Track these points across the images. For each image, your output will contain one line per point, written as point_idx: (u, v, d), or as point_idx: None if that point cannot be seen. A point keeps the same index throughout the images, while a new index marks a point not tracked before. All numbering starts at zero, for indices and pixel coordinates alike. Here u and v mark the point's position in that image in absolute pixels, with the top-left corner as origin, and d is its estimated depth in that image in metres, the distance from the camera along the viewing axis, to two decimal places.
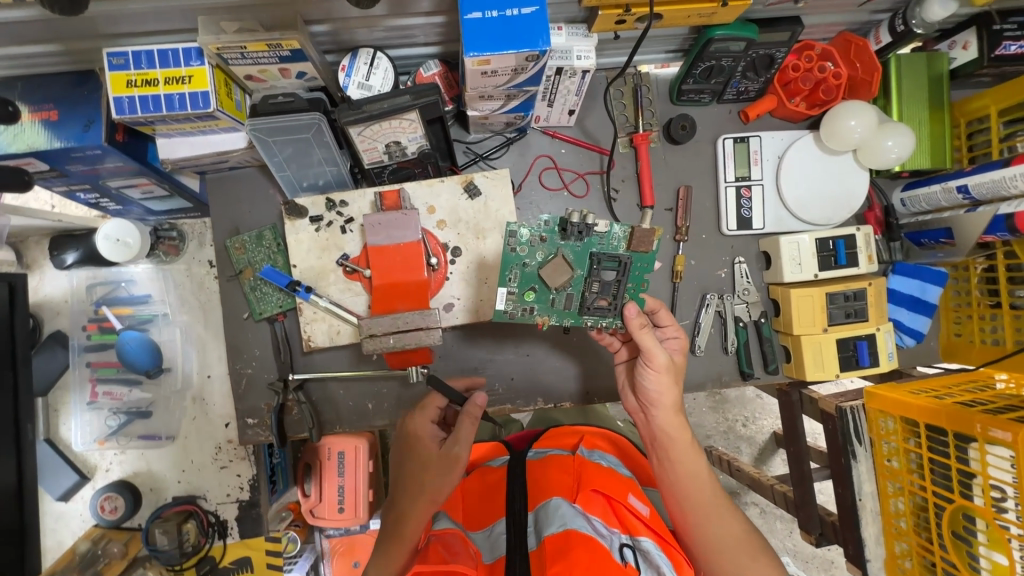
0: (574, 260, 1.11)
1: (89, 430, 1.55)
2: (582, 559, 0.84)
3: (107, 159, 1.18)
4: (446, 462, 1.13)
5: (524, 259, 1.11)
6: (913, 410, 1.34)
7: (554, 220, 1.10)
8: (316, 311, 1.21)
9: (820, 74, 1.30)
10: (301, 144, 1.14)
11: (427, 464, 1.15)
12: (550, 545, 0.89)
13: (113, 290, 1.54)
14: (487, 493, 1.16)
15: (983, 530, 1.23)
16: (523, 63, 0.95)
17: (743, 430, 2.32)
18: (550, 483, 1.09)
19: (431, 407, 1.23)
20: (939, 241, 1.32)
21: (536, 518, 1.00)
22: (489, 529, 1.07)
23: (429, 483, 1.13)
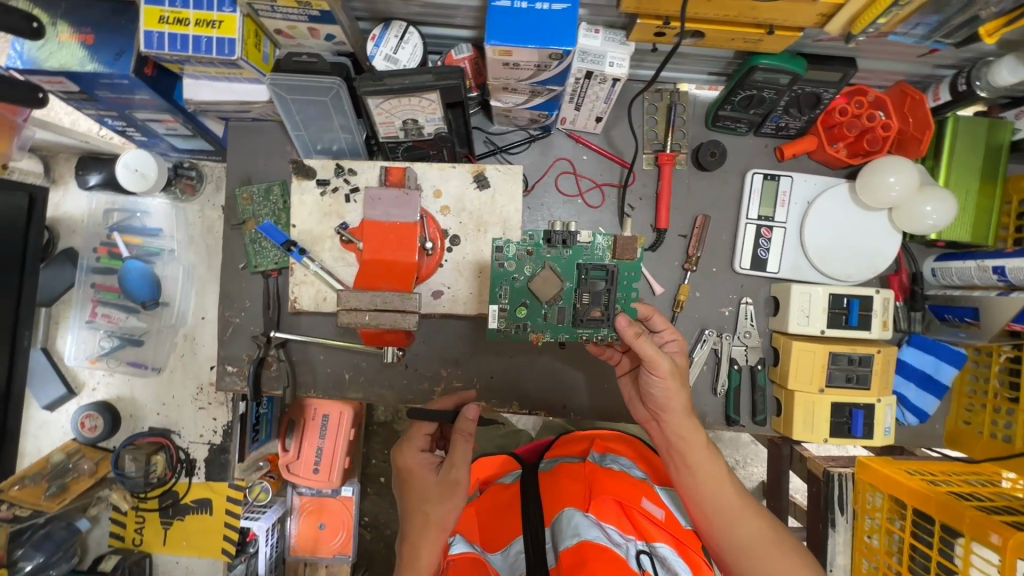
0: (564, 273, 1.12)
1: (83, 347, 1.60)
2: (599, 569, 0.86)
3: (136, 91, 1.21)
4: (449, 488, 1.09)
5: (513, 274, 1.13)
6: (905, 491, 1.36)
7: (538, 234, 1.13)
8: (307, 274, 1.21)
9: (868, 122, 1.23)
10: (318, 106, 1.13)
11: (428, 492, 1.10)
12: (567, 558, 0.92)
13: (128, 219, 1.59)
14: (501, 508, 1.18)
15: None
16: (546, 60, 0.92)
17: None
18: (562, 492, 1.12)
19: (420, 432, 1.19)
20: (963, 320, 1.25)
21: (552, 530, 1.03)
22: (505, 548, 1.09)
23: (431, 513, 1.08)
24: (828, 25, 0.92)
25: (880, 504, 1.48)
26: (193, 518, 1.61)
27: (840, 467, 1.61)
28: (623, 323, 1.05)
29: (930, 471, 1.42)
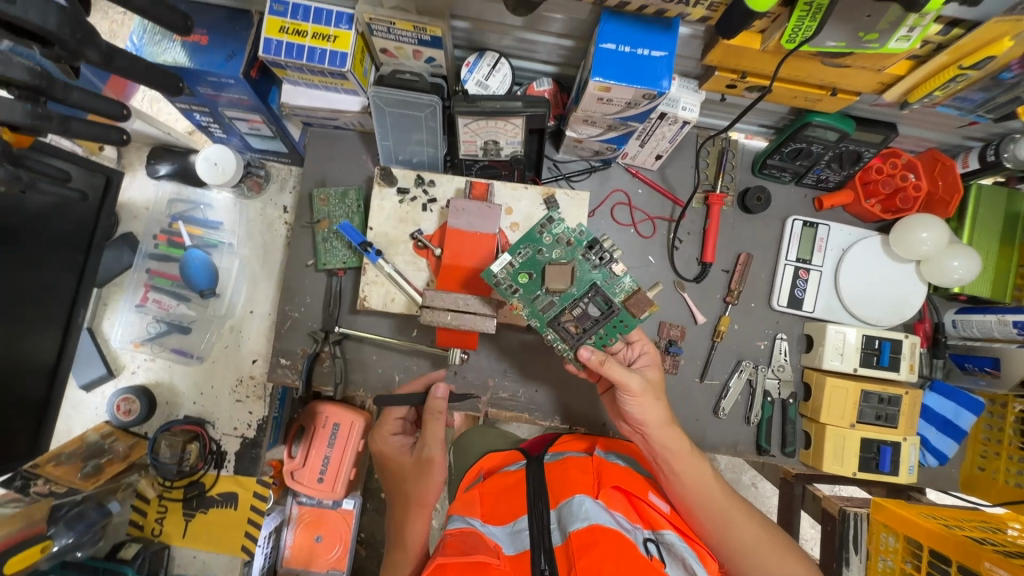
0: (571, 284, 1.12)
1: (129, 330, 1.62)
2: (609, 553, 0.87)
3: (235, 90, 1.27)
4: (423, 462, 1.29)
5: (542, 245, 1.12)
6: (922, 532, 1.37)
7: (586, 235, 1.13)
8: (379, 274, 1.27)
9: (901, 182, 1.36)
10: (412, 120, 1.23)
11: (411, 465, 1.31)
12: (577, 540, 0.91)
13: (191, 210, 1.65)
14: (504, 490, 1.14)
15: None
16: (638, 99, 1.03)
17: None
18: (570, 479, 1.09)
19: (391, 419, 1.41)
20: (983, 369, 1.33)
21: (558, 513, 1.01)
22: (507, 524, 1.05)
23: (412, 490, 1.28)
24: (885, 92, 1.05)
25: (896, 545, 1.51)
26: (216, 512, 1.60)
27: (856, 507, 1.65)
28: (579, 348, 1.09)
29: (947, 518, 1.42)
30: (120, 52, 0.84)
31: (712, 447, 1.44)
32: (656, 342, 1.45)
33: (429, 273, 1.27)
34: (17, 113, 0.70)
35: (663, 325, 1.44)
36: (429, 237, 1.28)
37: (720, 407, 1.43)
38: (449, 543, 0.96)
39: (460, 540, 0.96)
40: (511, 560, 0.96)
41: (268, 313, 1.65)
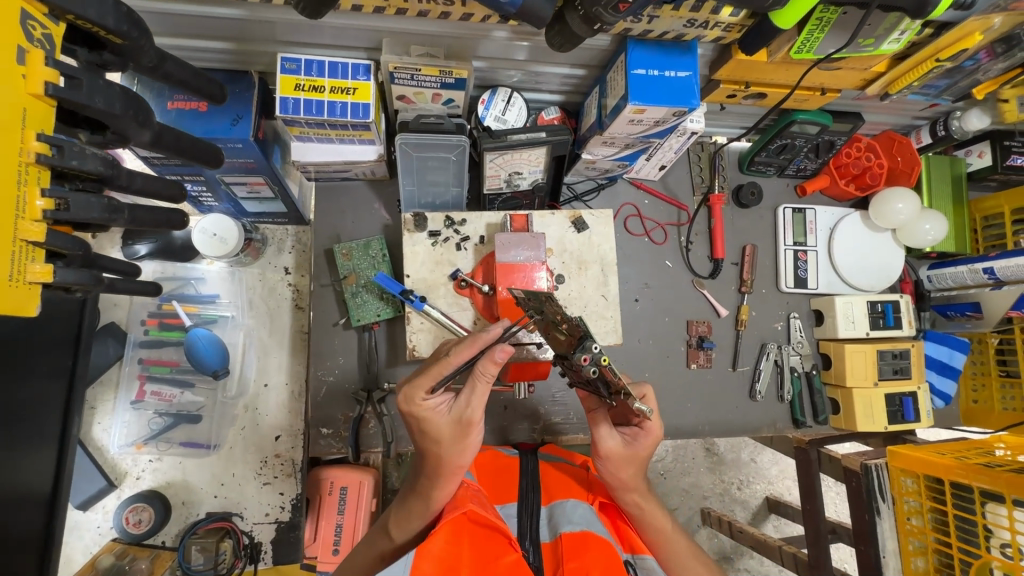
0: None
1: (128, 432, 1.45)
2: (600, 559, 0.90)
3: (240, 155, 1.20)
4: (456, 437, 0.95)
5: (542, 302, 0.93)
6: (937, 467, 1.39)
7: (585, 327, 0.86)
8: (424, 321, 1.24)
9: (868, 162, 1.52)
10: (438, 161, 1.23)
11: (437, 433, 0.95)
12: (569, 540, 0.96)
13: (181, 287, 1.52)
14: (499, 476, 1.22)
15: None
16: (668, 117, 1.10)
17: (738, 493, 2.36)
18: (565, 486, 1.16)
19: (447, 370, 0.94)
20: (966, 314, 1.51)
21: (551, 510, 1.08)
22: (501, 505, 1.12)
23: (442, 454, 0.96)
24: (868, 87, 1.19)
25: (916, 486, 1.47)
26: None
27: (875, 458, 1.56)
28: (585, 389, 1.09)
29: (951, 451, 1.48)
30: (168, 128, 0.77)
31: (754, 430, 1.52)
32: (687, 341, 1.52)
33: (475, 311, 1.25)
34: (95, 209, 0.63)
35: (691, 324, 1.51)
36: (469, 274, 1.26)
37: (755, 390, 1.51)
38: (466, 492, 0.99)
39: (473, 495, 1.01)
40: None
41: (285, 383, 1.54)
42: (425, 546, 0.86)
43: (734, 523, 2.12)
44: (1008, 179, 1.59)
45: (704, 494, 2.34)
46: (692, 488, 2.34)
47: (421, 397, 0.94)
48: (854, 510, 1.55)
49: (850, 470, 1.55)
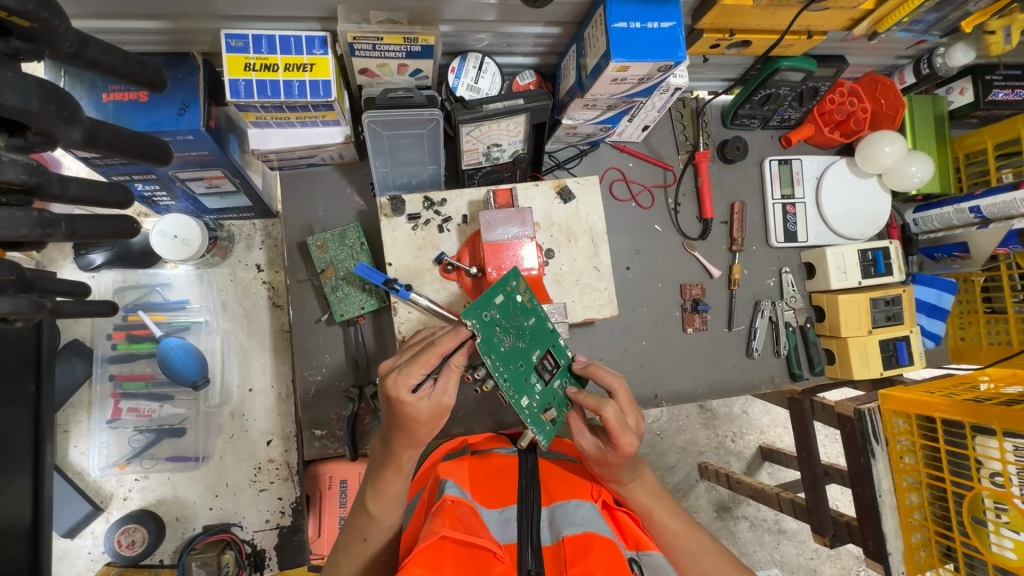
0: (529, 342, 1.05)
1: (108, 452, 1.37)
2: (604, 562, 0.82)
3: (192, 147, 1.10)
4: (430, 424, 0.97)
5: (500, 300, 1.01)
6: (927, 406, 1.39)
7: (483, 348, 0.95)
8: (412, 311, 1.17)
9: (852, 107, 1.48)
10: (409, 138, 1.14)
11: (411, 424, 0.96)
12: (571, 544, 0.87)
13: (147, 295, 1.42)
14: (494, 475, 1.08)
15: (1007, 513, 1.25)
16: (652, 73, 1.03)
17: (733, 445, 2.41)
18: (566, 483, 1.06)
19: (420, 362, 0.95)
20: (953, 254, 1.54)
21: (552, 513, 0.98)
22: (498, 510, 1.00)
23: (419, 433, 0.97)
24: (854, 27, 1.14)
25: (907, 426, 1.49)
26: None
27: (867, 403, 1.56)
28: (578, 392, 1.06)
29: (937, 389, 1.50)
30: (104, 125, 0.68)
31: (753, 388, 1.52)
32: (681, 305, 1.49)
33: (464, 296, 1.19)
34: (25, 225, 0.55)
35: (684, 287, 1.48)
36: (455, 257, 1.19)
37: (752, 348, 1.50)
38: (447, 513, 0.87)
39: (458, 512, 0.89)
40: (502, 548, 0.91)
41: (271, 386, 1.47)
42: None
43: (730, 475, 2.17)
44: (989, 114, 1.57)
45: (700, 450, 2.37)
46: (688, 445, 2.37)
47: (395, 391, 0.94)
48: (849, 454, 1.56)
49: (844, 416, 1.56)
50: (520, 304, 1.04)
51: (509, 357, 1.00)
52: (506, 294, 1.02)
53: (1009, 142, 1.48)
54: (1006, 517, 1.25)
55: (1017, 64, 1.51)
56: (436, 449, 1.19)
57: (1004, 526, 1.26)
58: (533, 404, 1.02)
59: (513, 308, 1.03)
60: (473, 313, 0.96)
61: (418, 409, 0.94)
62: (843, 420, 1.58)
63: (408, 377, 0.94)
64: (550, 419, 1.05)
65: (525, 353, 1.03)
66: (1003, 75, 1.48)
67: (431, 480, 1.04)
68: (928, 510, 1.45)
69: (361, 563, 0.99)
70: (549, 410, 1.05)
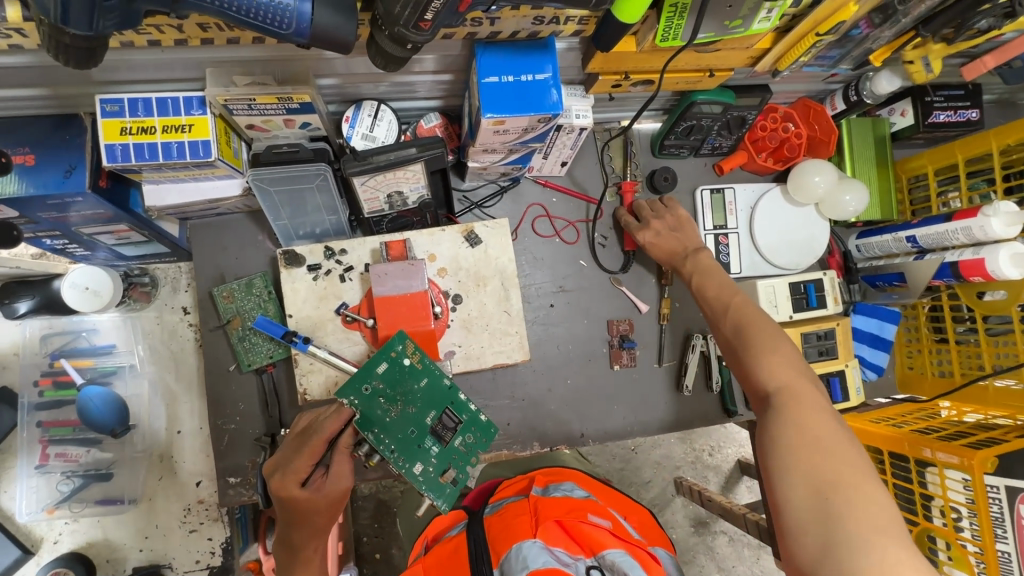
0: (422, 405, 0.99)
1: (37, 497, 1.40)
2: None
3: (87, 206, 1.11)
4: (331, 514, 0.91)
5: (384, 367, 0.98)
6: (875, 437, 1.36)
7: (360, 421, 0.95)
8: (313, 362, 1.17)
9: (785, 133, 1.43)
10: (303, 191, 1.13)
11: (311, 518, 0.89)
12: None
13: (72, 341, 1.43)
14: (448, 561, 1.09)
15: (946, 549, 1.21)
16: (534, 124, 1.00)
17: (710, 459, 2.30)
18: (510, 523, 1.11)
19: (307, 453, 0.89)
20: (893, 284, 1.46)
21: (500, 570, 1.00)
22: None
23: (318, 524, 0.90)
24: (757, 64, 1.10)
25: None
26: None
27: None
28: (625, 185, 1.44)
29: (892, 418, 1.45)
30: None
31: (686, 424, 1.48)
32: (609, 342, 1.46)
33: (367, 346, 1.18)
34: None
35: (611, 323, 1.45)
36: (356, 308, 1.19)
37: (683, 384, 1.46)
38: None
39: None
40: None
41: (199, 427, 1.48)
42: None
43: (704, 492, 2.09)
44: (934, 135, 1.50)
45: (675, 464, 2.28)
46: (664, 459, 2.29)
47: (285, 490, 0.88)
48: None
49: None
50: (409, 366, 1.00)
51: (395, 426, 0.97)
52: (390, 361, 0.99)
53: (949, 165, 1.41)
54: (945, 554, 1.22)
55: (958, 83, 1.44)
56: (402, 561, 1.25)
57: (947, 564, 1.21)
58: (428, 470, 0.97)
59: (399, 373, 0.99)
60: (348, 390, 0.95)
61: (316, 501, 0.88)
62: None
63: (297, 471, 0.89)
64: (453, 481, 0.99)
65: (415, 417, 0.98)
66: (943, 95, 1.42)
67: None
68: None
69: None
70: (449, 472, 0.99)
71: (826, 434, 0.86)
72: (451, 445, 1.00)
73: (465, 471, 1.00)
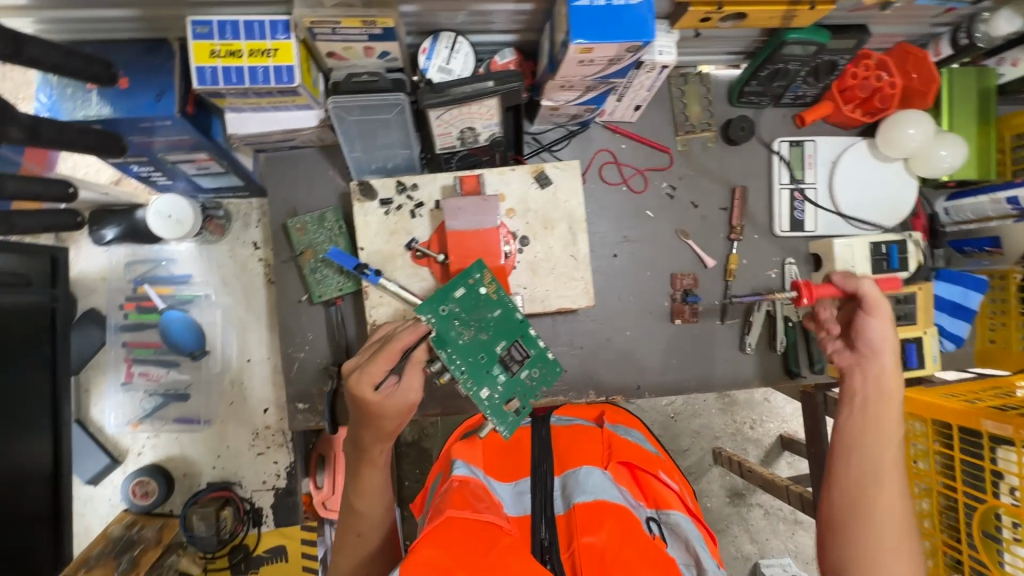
0: (493, 334, 1.01)
1: (123, 412, 1.51)
2: (617, 531, 0.90)
3: (173, 131, 1.14)
4: (397, 421, 0.95)
5: (463, 293, 1.00)
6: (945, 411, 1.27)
7: (436, 340, 0.97)
8: (382, 295, 1.19)
9: (877, 82, 1.32)
10: (380, 123, 1.13)
11: (378, 422, 0.94)
12: (582, 513, 0.94)
13: (153, 269, 1.51)
14: (510, 451, 1.17)
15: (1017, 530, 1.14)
16: (622, 54, 0.97)
17: (751, 431, 2.23)
18: (581, 450, 1.13)
19: (382, 359, 0.93)
20: (984, 249, 1.38)
21: (564, 483, 1.05)
22: (510, 484, 1.09)
23: (385, 429, 0.96)
24: None
25: (925, 429, 1.35)
26: (269, 569, 1.55)
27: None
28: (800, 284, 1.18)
29: (964, 392, 1.34)
30: (46, 122, 0.71)
31: (745, 384, 1.45)
32: (672, 296, 1.43)
33: (434, 282, 1.20)
34: None
35: (675, 277, 1.42)
36: (426, 244, 1.20)
37: (745, 342, 1.43)
38: (457, 492, 0.95)
39: (467, 492, 0.95)
40: (515, 520, 0.99)
41: (267, 357, 1.55)
42: (410, 560, 0.75)
43: (744, 463, 2.02)
44: None
45: (715, 435, 2.22)
46: (704, 429, 2.22)
47: (359, 391, 0.92)
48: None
49: None
50: (485, 295, 1.01)
51: (467, 350, 0.99)
52: (468, 288, 1.01)
53: None
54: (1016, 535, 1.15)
55: None
56: (453, 430, 1.28)
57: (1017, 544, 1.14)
58: (494, 397, 0.99)
59: (475, 300, 1.01)
60: (426, 308, 0.97)
61: (384, 407, 0.93)
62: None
63: (370, 374, 0.93)
64: (516, 412, 1.00)
65: (486, 344, 1.00)
66: None
67: (447, 462, 1.13)
68: (938, 519, 1.31)
69: (364, 561, 1.02)
70: (513, 401, 1.00)
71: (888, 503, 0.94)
72: (517, 376, 1.01)
73: (528, 403, 1.02)
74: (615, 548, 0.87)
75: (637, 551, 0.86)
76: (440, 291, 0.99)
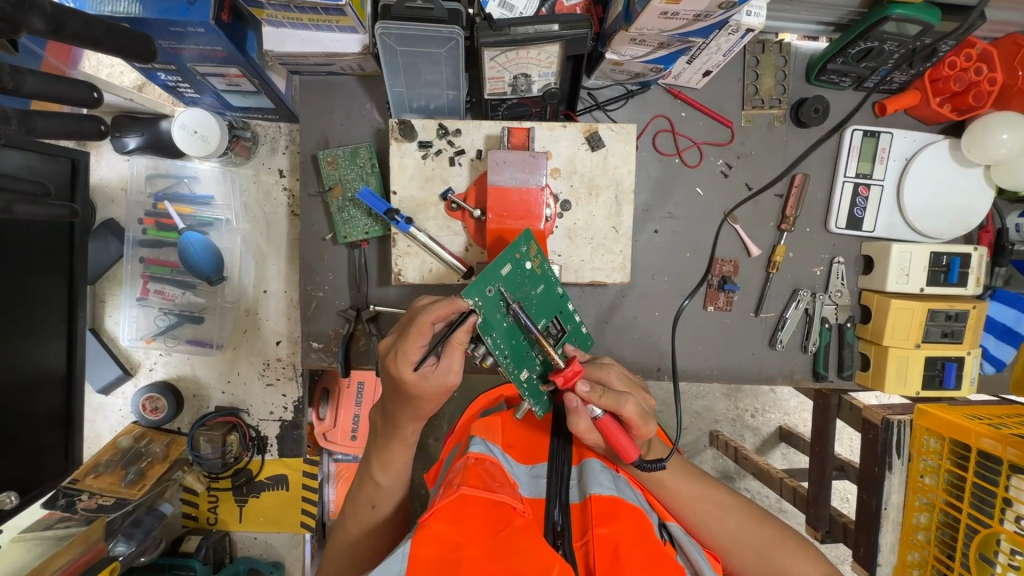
0: (535, 311, 0.98)
1: (136, 326, 1.50)
2: (632, 530, 0.77)
3: (206, 40, 1.04)
4: (436, 401, 0.96)
5: (507, 271, 0.92)
6: (969, 434, 1.18)
7: (482, 324, 0.89)
8: (411, 244, 1.14)
9: (975, 76, 1.19)
10: (427, 56, 1.03)
11: (417, 402, 0.95)
12: (596, 504, 0.81)
13: (175, 185, 1.47)
14: (530, 435, 1.01)
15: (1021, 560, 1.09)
16: (711, 9, 0.89)
17: (751, 420, 2.14)
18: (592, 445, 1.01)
19: (417, 339, 0.90)
20: None
21: (581, 472, 0.91)
22: (528, 466, 0.93)
23: (425, 406, 0.96)
24: None
25: (939, 446, 1.29)
26: (269, 495, 1.59)
27: (898, 413, 1.35)
28: (569, 371, 0.87)
29: (989, 416, 1.26)
30: (71, 13, 0.62)
31: (768, 379, 1.39)
32: (708, 281, 1.35)
33: (467, 238, 1.14)
34: None
35: (715, 261, 1.34)
36: (462, 196, 1.14)
37: (776, 338, 1.36)
38: (471, 469, 0.81)
39: (481, 468, 0.82)
40: (527, 502, 0.84)
41: (284, 291, 1.52)
42: (421, 532, 0.71)
43: (739, 448, 1.97)
44: None
45: (714, 418, 2.14)
46: (704, 411, 2.14)
47: (397, 371, 0.92)
48: (862, 460, 1.40)
49: (868, 422, 1.39)
50: (530, 270, 0.96)
51: (512, 331, 0.93)
52: (514, 263, 0.93)
53: None
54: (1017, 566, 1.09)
55: None
56: (470, 403, 1.14)
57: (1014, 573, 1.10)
58: (533, 377, 0.97)
59: (520, 277, 0.94)
60: (475, 291, 0.87)
61: (422, 388, 0.92)
62: (866, 425, 1.40)
63: (408, 354, 0.91)
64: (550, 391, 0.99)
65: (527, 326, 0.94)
66: None
67: (465, 437, 1.01)
68: (934, 533, 1.28)
69: (370, 531, 1.02)
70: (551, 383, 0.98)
71: (735, 527, 1.00)
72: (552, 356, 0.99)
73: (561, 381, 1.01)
74: (629, 547, 0.75)
75: (651, 554, 0.74)
76: (488, 271, 0.89)
